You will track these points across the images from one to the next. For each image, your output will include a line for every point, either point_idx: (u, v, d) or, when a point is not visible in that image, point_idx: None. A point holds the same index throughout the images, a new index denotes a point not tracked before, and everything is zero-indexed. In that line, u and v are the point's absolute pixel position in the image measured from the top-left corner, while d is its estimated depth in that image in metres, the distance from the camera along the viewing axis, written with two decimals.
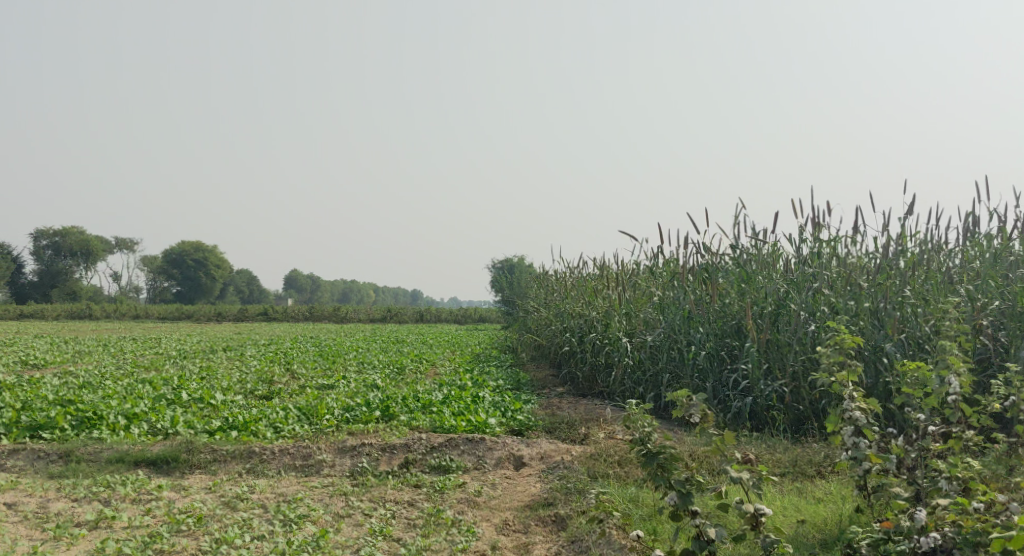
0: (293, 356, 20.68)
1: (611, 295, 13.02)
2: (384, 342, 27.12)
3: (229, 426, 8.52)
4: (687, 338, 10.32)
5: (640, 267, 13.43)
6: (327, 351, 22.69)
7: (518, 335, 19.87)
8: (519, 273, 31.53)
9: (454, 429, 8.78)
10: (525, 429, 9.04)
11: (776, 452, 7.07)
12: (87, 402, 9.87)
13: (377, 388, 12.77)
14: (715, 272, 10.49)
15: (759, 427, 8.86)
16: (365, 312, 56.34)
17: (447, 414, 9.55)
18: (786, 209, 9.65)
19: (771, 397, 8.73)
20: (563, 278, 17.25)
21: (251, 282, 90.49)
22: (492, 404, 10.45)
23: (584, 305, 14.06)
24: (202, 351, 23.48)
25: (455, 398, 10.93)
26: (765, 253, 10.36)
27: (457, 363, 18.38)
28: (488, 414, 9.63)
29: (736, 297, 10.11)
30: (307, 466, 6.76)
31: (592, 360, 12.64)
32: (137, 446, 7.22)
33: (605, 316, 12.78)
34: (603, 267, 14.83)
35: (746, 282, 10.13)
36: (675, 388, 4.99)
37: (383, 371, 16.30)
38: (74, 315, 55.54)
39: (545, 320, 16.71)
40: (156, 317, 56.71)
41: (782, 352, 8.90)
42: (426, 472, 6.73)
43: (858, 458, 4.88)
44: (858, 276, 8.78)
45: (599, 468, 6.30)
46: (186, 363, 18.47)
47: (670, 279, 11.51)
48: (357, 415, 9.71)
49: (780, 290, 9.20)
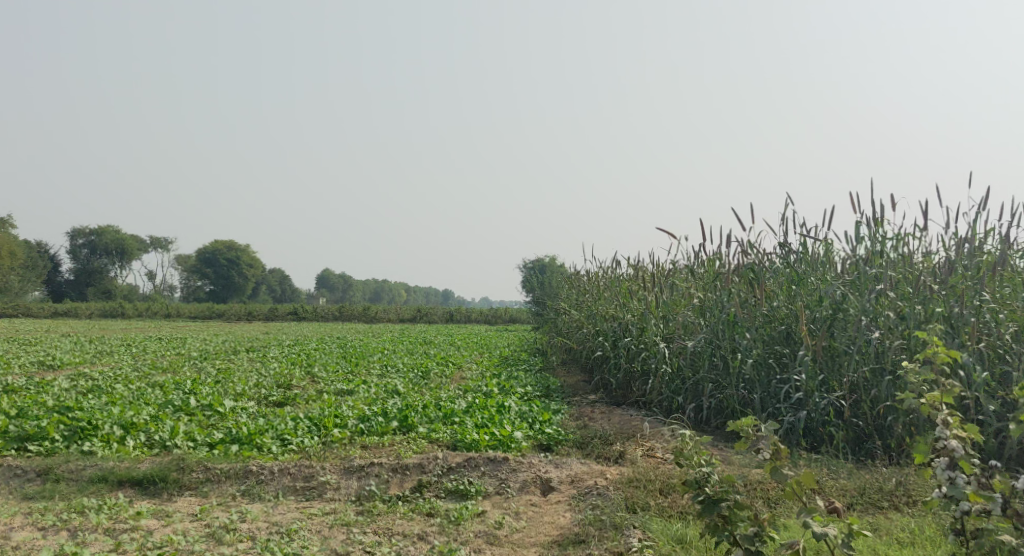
0: (316, 358, 20.09)
1: (646, 296, 12.20)
2: (411, 344, 26.44)
3: (232, 439, 7.88)
4: (731, 345, 9.48)
5: (677, 268, 12.58)
6: (351, 353, 22.07)
7: (548, 338, 19.10)
8: (550, 273, 30.75)
9: (476, 444, 8.05)
10: (554, 445, 8.30)
11: (839, 477, 6.22)
12: (85, 408, 9.28)
13: (397, 395, 12.07)
14: (762, 273, 9.60)
15: (813, 445, 7.98)
16: (394, 311, 55.81)
17: (469, 426, 8.82)
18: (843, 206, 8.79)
19: (828, 411, 7.86)
20: (594, 279, 16.44)
21: (282, 282, 90.62)
22: (519, 414, 9.70)
23: (617, 307, 13.24)
24: (224, 352, 22.95)
25: (479, 407, 10.21)
26: (817, 252, 9.46)
27: (484, 367, 17.66)
28: (514, 426, 8.89)
29: (786, 301, 9.23)
30: (309, 488, 6.07)
31: (626, 366, 11.86)
32: (126, 462, 6.55)
33: (641, 319, 11.98)
34: (638, 267, 14.01)
35: (796, 284, 9.26)
36: (742, 419, 4.93)
37: (406, 375, 15.61)
38: (106, 314, 55.67)
39: (576, 322, 15.92)
40: (187, 316, 56.67)
41: (840, 362, 8.04)
42: (441, 497, 5.99)
43: (957, 497, 4.04)
44: (927, 278, 7.86)
45: (636, 499, 5.52)
46: (206, 365, 17.92)
47: (711, 281, 10.66)
48: (372, 426, 9.01)
49: (837, 293, 8.30)
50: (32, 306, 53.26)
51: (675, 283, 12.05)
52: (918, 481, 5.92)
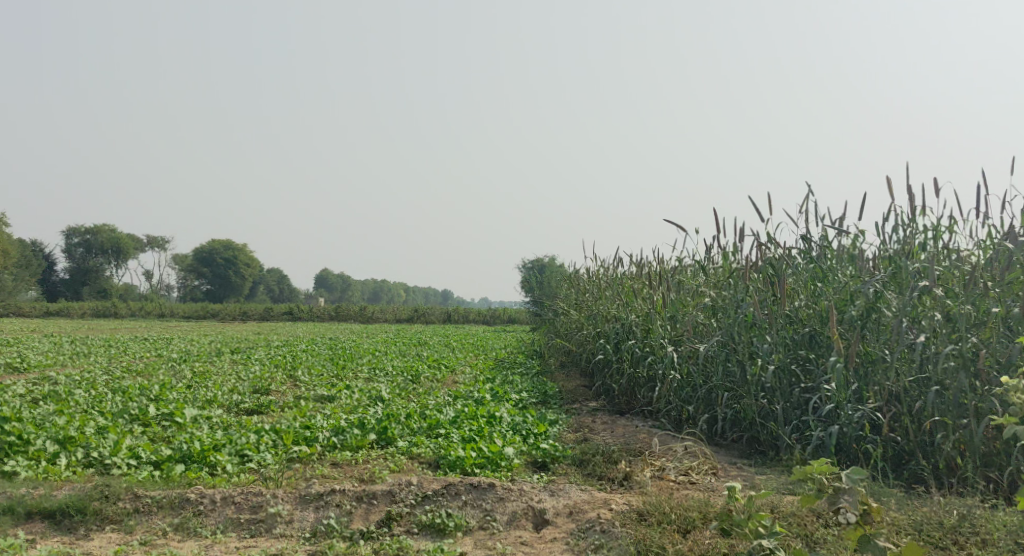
0: (301, 360, 19.07)
1: (652, 296, 11.21)
2: (406, 344, 25.52)
3: (182, 456, 6.91)
4: (749, 349, 8.50)
5: (685, 264, 11.59)
6: (342, 355, 21.09)
7: (547, 339, 18.13)
8: (551, 273, 29.80)
9: (460, 463, 7.10)
10: (550, 464, 7.34)
11: (889, 507, 5.27)
12: (24, 418, 8.28)
13: (381, 402, 11.09)
14: (783, 268, 8.60)
15: (847, 464, 7.00)
16: (391, 312, 54.70)
17: (455, 440, 7.85)
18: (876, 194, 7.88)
19: (863, 426, 6.88)
20: (596, 277, 15.45)
21: (279, 281, 89.70)
22: (512, 425, 8.73)
23: (620, 308, 12.26)
24: (208, 353, 21.93)
25: (468, 416, 9.24)
26: (846, 246, 8.45)
27: (479, 370, 16.67)
28: (505, 439, 7.92)
29: (809, 300, 8.24)
30: (255, 522, 5.10)
31: (630, 371, 10.89)
32: (47, 487, 5.59)
33: (646, 320, 11.00)
34: (643, 265, 13.02)
35: (822, 281, 8.27)
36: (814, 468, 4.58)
37: (395, 379, 14.63)
38: (99, 314, 54.66)
39: (576, 323, 14.94)
40: (180, 316, 55.73)
41: (875, 371, 7.06)
42: (415, 534, 5.04)
43: None
44: (979, 272, 6.84)
45: (649, 542, 4.57)
46: (183, 368, 16.91)
47: (725, 277, 9.65)
48: (347, 440, 8.03)
49: (872, 292, 7.29)
50: (24, 305, 52.30)
51: (684, 281, 11.06)
52: (985, 515, 4.94)
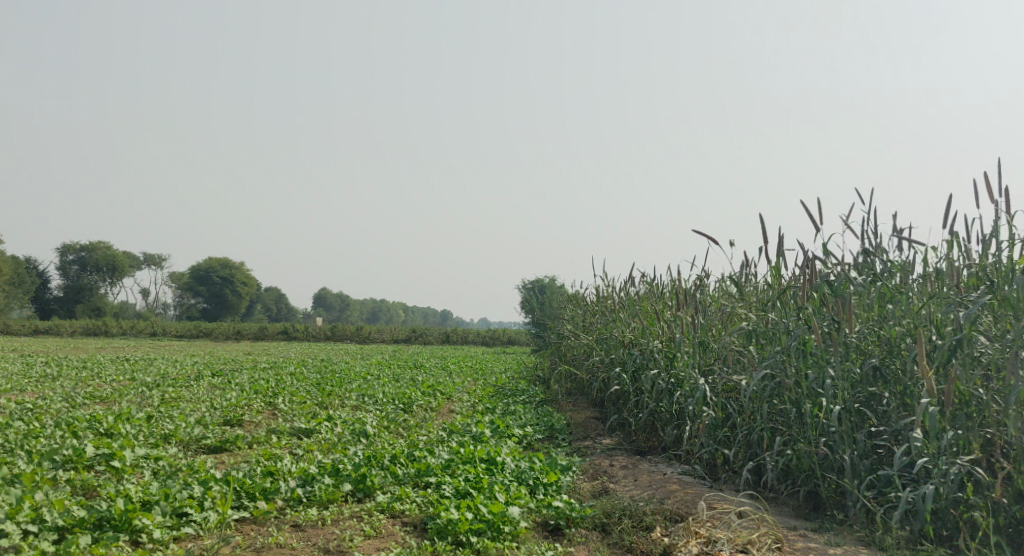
0: (285, 386, 17.53)
1: (674, 319, 9.80)
2: (403, 367, 24.08)
3: (100, 518, 5.50)
4: (801, 384, 7.09)
5: (710, 283, 10.20)
6: (330, 379, 19.54)
7: (552, 364, 16.69)
8: (555, 293, 28.47)
9: (451, 530, 5.64)
10: (566, 530, 5.89)
11: None
12: None
13: (363, 440, 9.60)
14: (843, 287, 7.20)
15: (942, 535, 5.60)
16: (388, 333, 53.12)
17: (446, 495, 6.38)
18: (956, 200, 6.59)
19: (965, 487, 5.49)
20: (607, 297, 14.05)
21: (280, 301, 88.53)
22: (517, 471, 7.26)
23: (637, 332, 10.85)
24: (186, 375, 20.37)
25: (464, 458, 7.78)
26: (916, 263, 7.08)
27: (478, 398, 15.18)
28: (510, 492, 6.45)
29: (876, 325, 6.81)
30: None
31: (652, 406, 9.45)
32: None
33: (669, 348, 9.58)
34: (660, 285, 11.63)
35: (891, 304, 6.90)
36: None
37: (384, 409, 13.13)
38: (89, 332, 53.05)
39: (584, 349, 13.50)
40: (173, 335, 54.24)
41: (976, 418, 5.67)
42: None
43: None
44: None
45: None
46: (153, 393, 15.39)
47: (764, 299, 8.26)
48: (314, 492, 6.55)
49: (970, 318, 5.93)
50: (13, 324, 50.80)
51: (711, 303, 9.67)
52: None
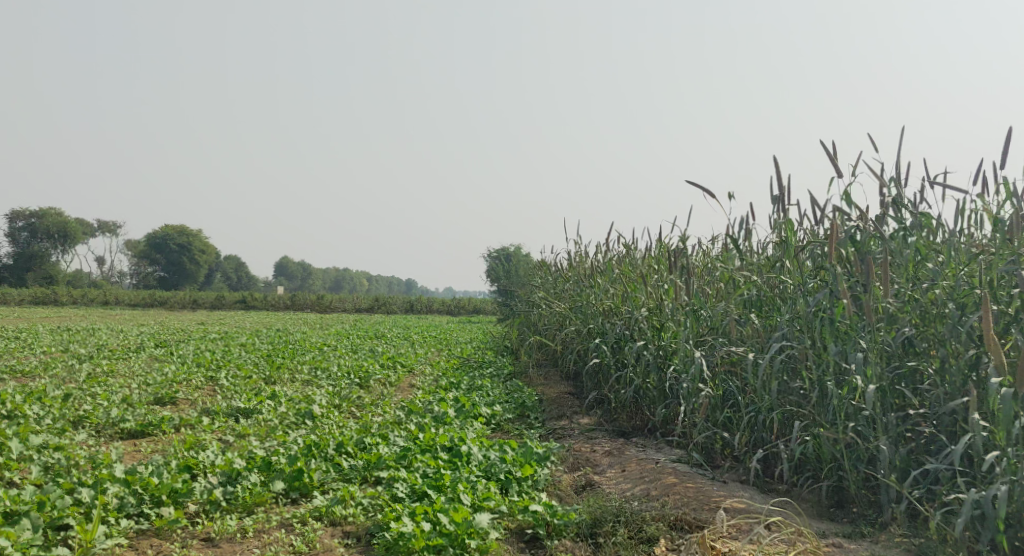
0: (233, 358, 16.12)
1: (660, 285, 8.65)
2: (364, 338, 22.77)
3: None
4: (820, 361, 5.98)
5: (700, 244, 9.05)
6: (284, 351, 18.20)
7: (522, 335, 15.51)
8: (522, 261, 27.27)
9: (401, 549, 4.50)
10: (547, 543, 4.76)
11: None
12: None
13: (306, 424, 8.33)
14: (868, 244, 6.07)
15: (1014, 545, 4.56)
16: (349, 302, 51.62)
17: (400, 497, 5.22)
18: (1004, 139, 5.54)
19: None
20: (581, 262, 12.89)
21: (239, 269, 86.36)
22: (485, 463, 6.09)
23: (617, 300, 9.70)
24: (128, 348, 18.87)
25: (422, 446, 6.59)
26: (952, 217, 5.97)
27: (442, 372, 13.95)
28: (478, 490, 5.30)
29: (912, 290, 5.71)
30: None
31: (636, 381, 8.33)
32: None
33: (656, 317, 8.44)
34: (641, 247, 10.47)
35: (927, 263, 5.80)
36: None
37: (337, 385, 11.85)
38: (38, 302, 50.75)
39: (556, 318, 12.34)
40: (127, 304, 52.21)
41: None
42: None
43: None
44: None
45: None
46: (84, 366, 13.91)
47: (768, 259, 7.12)
48: (237, 494, 5.33)
49: None
50: None
51: (701, 267, 8.53)
52: None
